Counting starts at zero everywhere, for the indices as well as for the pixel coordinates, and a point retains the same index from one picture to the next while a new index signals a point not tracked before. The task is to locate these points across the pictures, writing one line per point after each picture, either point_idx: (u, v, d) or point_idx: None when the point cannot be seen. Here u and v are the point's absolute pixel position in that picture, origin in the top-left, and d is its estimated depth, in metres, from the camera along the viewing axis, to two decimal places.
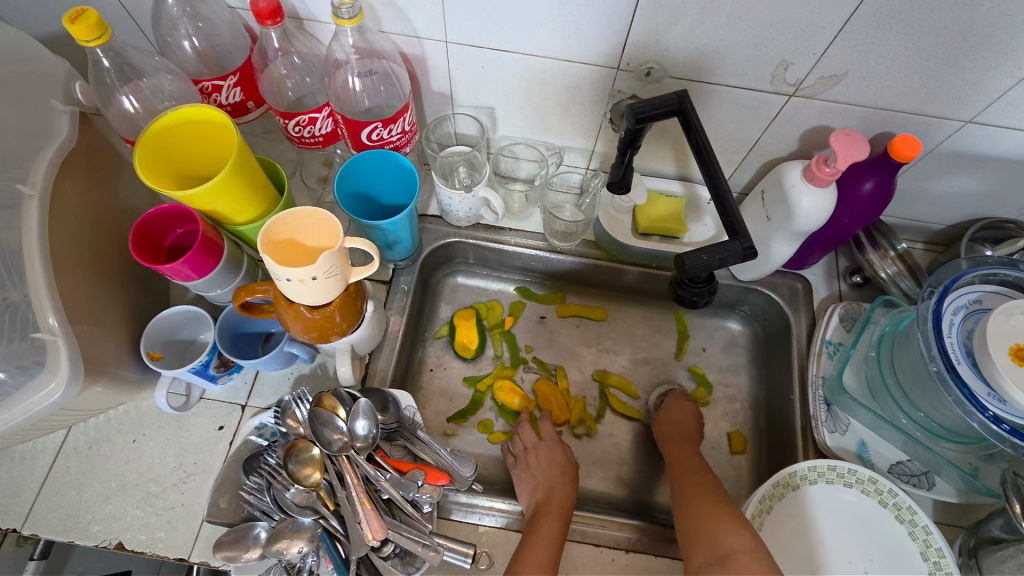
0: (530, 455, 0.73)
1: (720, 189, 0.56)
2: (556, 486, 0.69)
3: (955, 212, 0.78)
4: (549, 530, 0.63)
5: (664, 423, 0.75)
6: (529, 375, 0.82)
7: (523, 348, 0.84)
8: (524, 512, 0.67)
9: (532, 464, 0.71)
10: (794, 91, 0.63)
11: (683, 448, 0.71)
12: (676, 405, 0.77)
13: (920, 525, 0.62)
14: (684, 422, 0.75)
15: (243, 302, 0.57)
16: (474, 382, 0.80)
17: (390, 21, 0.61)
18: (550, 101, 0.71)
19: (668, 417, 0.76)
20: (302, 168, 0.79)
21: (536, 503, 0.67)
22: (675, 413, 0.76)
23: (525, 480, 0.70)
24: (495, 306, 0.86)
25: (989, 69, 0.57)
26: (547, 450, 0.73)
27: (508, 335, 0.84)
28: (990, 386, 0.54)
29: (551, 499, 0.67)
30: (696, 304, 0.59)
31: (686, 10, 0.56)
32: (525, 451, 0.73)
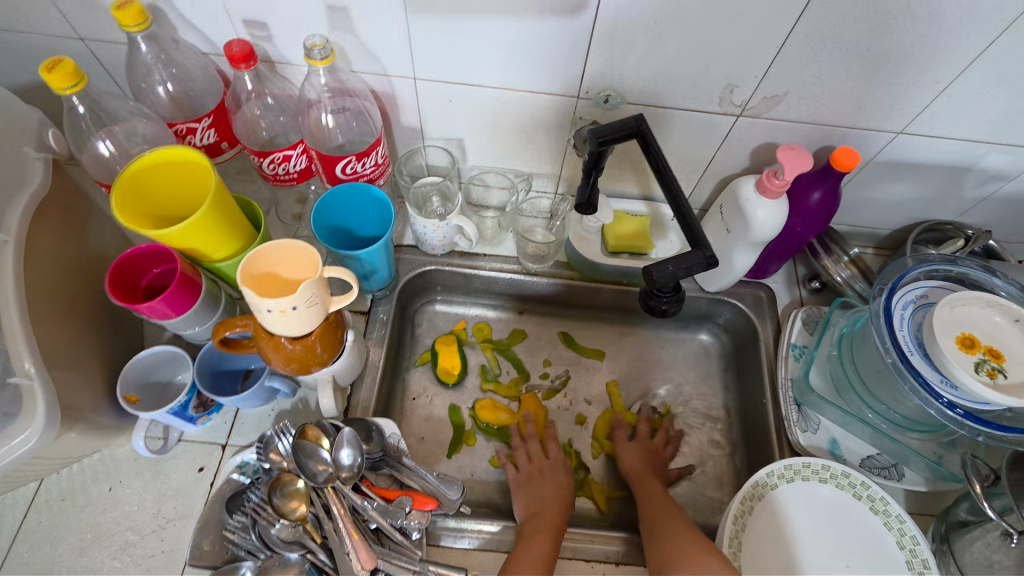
0: (534, 468, 0.74)
1: (680, 204, 0.60)
2: (552, 499, 0.70)
3: (898, 216, 0.84)
4: (551, 536, 0.65)
5: (628, 459, 0.76)
6: (541, 381, 0.85)
7: (540, 364, 0.87)
8: (523, 518, 0.68)
9: (535, 475, 0.73)
10: (741, 111, 0.68)
11: (654, 490, 0.72)
12: (638, 443, 0.78)
13: (894, 514, 0.65)
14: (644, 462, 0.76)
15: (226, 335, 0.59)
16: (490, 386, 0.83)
17: (360, 60, 0.64)
18: (516, 131, 0.74)
19: (627, 457, 0.77)
20: (276, 206, 0.80)
21: (535, 512, 0.68)
22: (636, 452, 0.77)
23: (525, 491, 0.71)
24: (484, 327, 0.88)
25: (911, 85, 0.63)
26: (550, 466, 0.75)
27: (512, 358, 0.86)
28: (941, 373, 0.57)
29: (551, 509, 0.69)
30: (666, 312, 0.61)
31: (637, 42, 0.60)
32: (529, 463, 0.75)
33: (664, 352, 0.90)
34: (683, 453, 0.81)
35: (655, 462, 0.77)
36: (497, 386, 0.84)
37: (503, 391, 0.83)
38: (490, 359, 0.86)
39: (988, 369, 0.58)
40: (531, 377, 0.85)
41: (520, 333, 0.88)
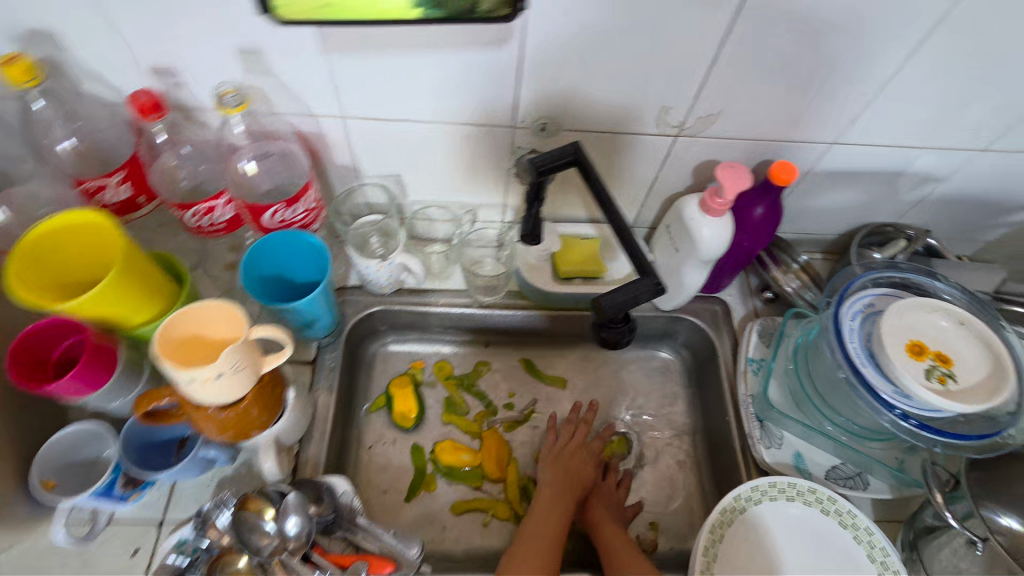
0: (572, 446, 0.76)
1: (624, 232, 0.59)
2: (575, 470, 0.74)
3: (842, 221, 0.86)
4: (564, 513, 0.70)
5: (597, 508, 0.72)
6: (506, 415, 0.82)
7: (505, 396, 0.84)
8: (540, 484, 0.73)
9: (567, 453, 0.76)
10: (679, 132, 0.67)
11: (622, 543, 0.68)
12: (598, 495, 0.74)
13: (862, 527, 0.64)
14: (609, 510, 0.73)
15: (155, 407, 0.55)
16: (451, 419, 0.80)
17: (283, 102, 0.60)
18: (455, 163, 0.72)
19: (594, 509, 0.72)
20: (206, 258, 0.75)
21: (558, 482, 0.72)
22: (602, 509, 0.72)
23: (557, 462, 0.75)
24: (444, 365, 0.85)
25: (839, 97, 0.63)
26: (587, 445, 0.77)
27: (476, 392, 0.83)
28: (895, 384, 0.57)
29: (573, 482, 0.73)
30: (618, 343, 0.60)
31: (567, 70, 0.59)
32: (568, 441, 0.77)
33: (626, 374, 0.88)
34: (653, 478, 0.79)
35: (620, 514, 0.73)
36: (459, 424, 0.80)
37: (468, 428, 0.80)
38: (454, 396, 0.82)
39: (939, 375, 0.58)
40: (496, 412, 0.82)
41: (483, 364, 0.86)
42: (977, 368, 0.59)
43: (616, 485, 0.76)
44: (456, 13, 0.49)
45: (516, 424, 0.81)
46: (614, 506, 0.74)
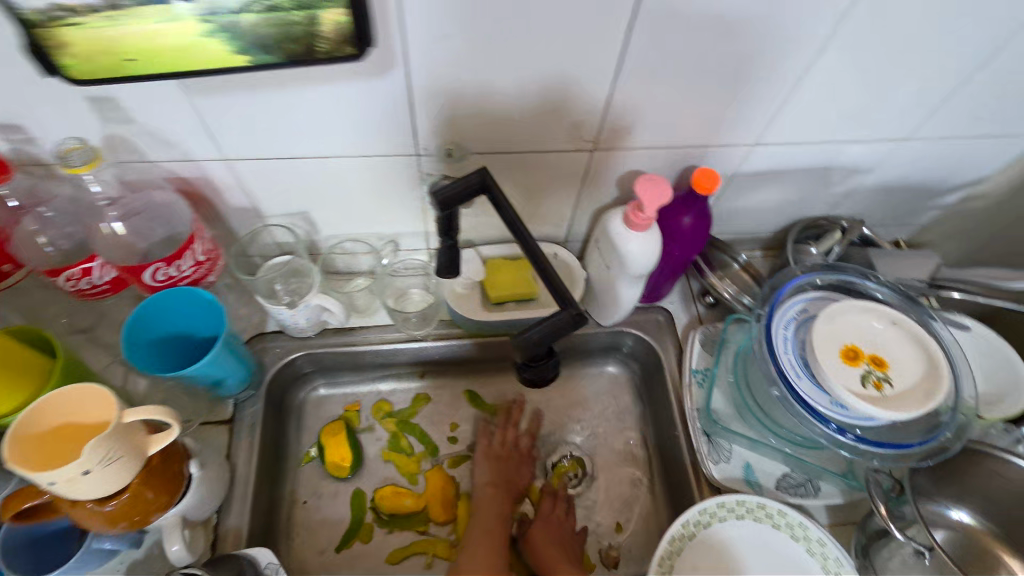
0: (505, 449, 0.75)
1: (539, 260, 0.56)
2: (510, 470, 0.74)
3: (777, 218, 0.83)
4: (504, 513, 0.69)
5: (541, 537, 0.68)
6: (450, 450, 0.78)
7: (448, 429, 0.79)
8: (477, 487, 0.72)
9: (502, 455, 0.75)
10: (595, 145, 0.64)
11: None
12: (544, 522, 0.70)
13: (814, 539, 0.63)
14: (558, 543, 0.68)
15: (28, 506, 0.49)
16: (391, 454, 0.76)
17: (155, 149, 0.55)
18: (363, 195, 0.67)
19: (536, 539, 0.68)
20: (103, 317, 0.69)
21: (496, 483, 0.72)
22: (545, 540, 0.68)
23: (493, 464, 0.73)
24: (382, 404, 0.80)
25: (753, 99, 0.61)
26: (520, 447, 0.76)
27: (415, 428, 0.78)
28: (829, 396, 0.56)
29: (509, 483, 0.73)
30: (544, 379, 0.56)
31: (462, 93, 0.55)
32: (501, 445, 0.76)
33: (574, 393, 0.85)
34: (607, 503, 0.76)
35: (568, 546, 0.69)
36: (399, 466, 0.75)
37: (407, 470, 0.75)
38: (399, 435, 0.77)
39: (874, 380, 0.56)
40: (439, 450, 0.77)
41: (421, 399, 0.81)
42: (914, 370, 0.58)
43: (568, 517, 0.72)
44: (287, 57, 0.45)
45: (458, 462, 0.77)
46: (562, 535, 0.70)
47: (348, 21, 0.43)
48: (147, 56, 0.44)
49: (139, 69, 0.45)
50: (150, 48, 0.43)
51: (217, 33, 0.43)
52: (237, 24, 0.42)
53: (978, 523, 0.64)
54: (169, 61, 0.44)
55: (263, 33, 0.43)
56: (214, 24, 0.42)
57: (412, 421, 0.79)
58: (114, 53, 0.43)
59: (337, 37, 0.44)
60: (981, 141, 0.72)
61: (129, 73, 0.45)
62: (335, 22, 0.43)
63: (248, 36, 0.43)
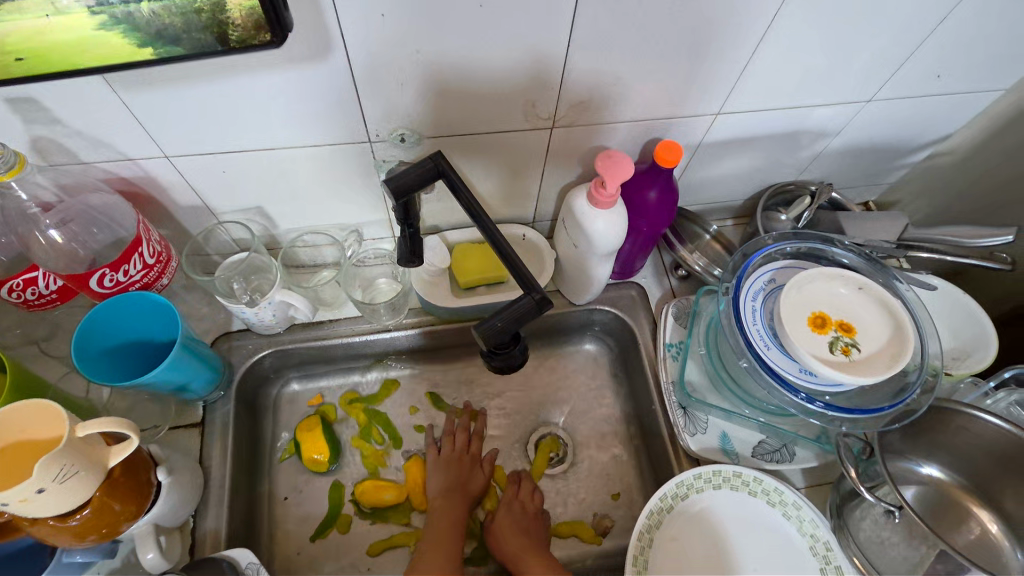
0: (457, 454, 0.73)
1: (500, 245, 0.55)
2: (464, 477, 0.71)
3: (747, 185, 0.83)
4: (462, 517, 0.67)
5: (502, 527, 0.68)
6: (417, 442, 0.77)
7: (409, 413, 0.79)
8: (432, 496, 0.70)
9: (454, 460, 0.73)
10: (553, 122, 0.62)
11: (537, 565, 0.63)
12: (507, 509, 0.70)
13: (790, 502, 0.65)
14: (522, 528, 0.68)
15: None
16: (359, 441, 0.76)
17: (88, 150, 0.53)
18: (317, 186, 0.64)
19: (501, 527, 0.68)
20: (59, 326, 0.66)
21: (448, 492, 0.69)
22: (509, 531, 0.67)
23: (445, 472, 0.71)
24: (348, 393, 0.79)
25: (711, 68, 0.59)
26: (472, 449, 0.74)
27: (382, 418, 0.78)
28: (797, 364, 0.56)
29: (463, 487, 0.71)
30: (511, 366, 0.55)
31: (407, 76, 0.53)
32: (453, 450, 0.73)
33: (551, 372, 0.84)
34: (588, 480, 0.76)
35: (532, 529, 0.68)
36: (363, 459, 0.75)
37: (371, 462, 0.75)
38: (365, 426, 0.77)
39: (843, 346, 0.56)
40: (407, 442, 0.77)
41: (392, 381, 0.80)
42: (880, 334, 0.58)
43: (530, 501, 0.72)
44: (196, 47, 0.42)
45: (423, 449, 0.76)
46: (525, 520, 0.69)
47: (257, 8, 0.40)
48: (41, 55, 0.41)
49: (36, 68, 0.42)
50: (42, 46, 0.40)
51: (114, 25, 0.39)
52: (135, 13, 0.39)
53: (947, 477, 0.65)
54: (63, 58, 0.41)
55: (164, 24, 0.40)
56: (108, 15, 0.39)
57: (371, 418, 0.77)
58: (2, 54, 0.40)
59: (249, 25, 0.41)
60: (945, 98, 0.71)
61: (21, 72, 0.42)
62: (244, 8, 0.40)
63: (151, 27, 0.40)
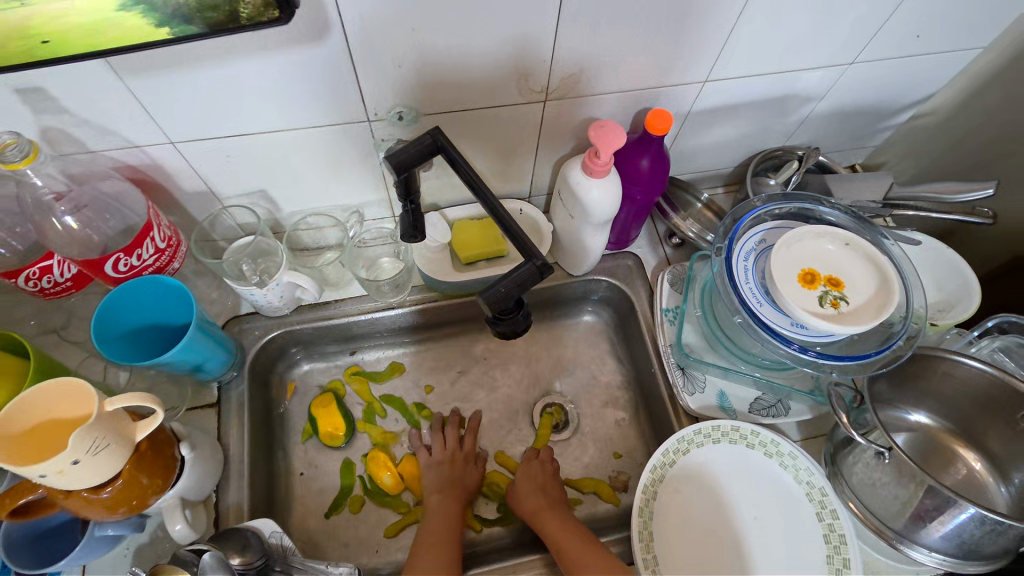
0: (448, 453, 0.74)
1: (500, 216, 0.56)
2: (458, 472, 0.73)
3: (736, 153, 0.85)
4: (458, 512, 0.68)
5: (521, 496, 0.70)
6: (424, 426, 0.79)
7: (422, 391, 0.81)
8: (429, 494, 0.70)
9: (447, 459, 0.74)
10: (546, 96, 0.64)
11: (552, 522, 0.66)
12: (526, 474, 0.72)
13: (786, 453, 0.68)
14: (539, 492, 0.70)
15: (28, 499, 0.50)
16: (365, 425, 0.78)
17: (96, 138, 0.54)
18: (319, 167, 0.66)
19: (523, 492, 0.71)
20: (73, 314, 0.68)
21: (440, 489, 0.70)
22: (529, 488, 0.71)
23: (437, 469, 0.73)
24: (359, 371, 0.81)
25: (698, 36, 0.61)
26: (463, 448, 0.75)
27: (388, 400, 0.80)
28: (789, 319, 0.59)
29: (455, 484, 0.71)
30: (516, 331, 0.57)
31: (403, 55, 0.54)
32: (444, 448, 0.75)
33: (552, 343, 0.87)
34: (593, 443, 0.79)
35: (550, 489, 0.71)
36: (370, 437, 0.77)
37: (382, 440, 0.77)
38: (374, 405, 0.79)
39: (831, 299, 0.59)
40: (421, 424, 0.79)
41: (396, 365, 0.82)
42: (868, 286, 0.60)
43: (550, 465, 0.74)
44: (211, 26, 0.43)
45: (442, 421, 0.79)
46: (546, 485, 0.71)
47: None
48: (61, 38, 0.42)
49: (60, 50, 0.43)
50: (62, 29, 0.41)
51: (133, 6, 0.41)
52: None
53: (934, 423, 0.69)
54: (84, 39, 0.42)
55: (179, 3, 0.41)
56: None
57: (377, 403, 0.79)
58: (26, 37, 0.41)
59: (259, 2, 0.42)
60: (926, 58, 0.73)
61: (44, 55, 0.42)
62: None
63: (168, 6, 0.42)
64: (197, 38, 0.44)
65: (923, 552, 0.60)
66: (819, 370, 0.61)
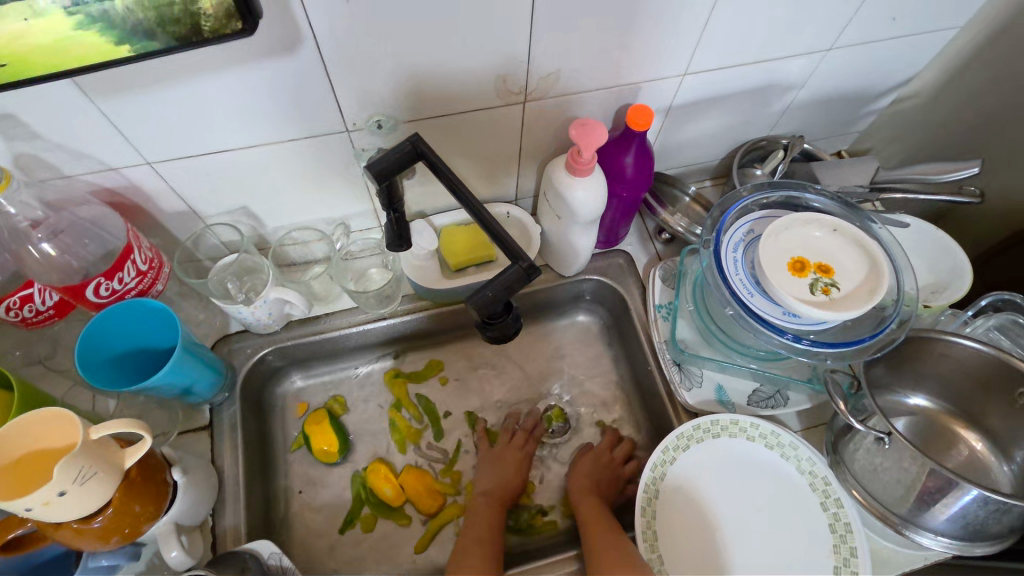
0: (509, 451, 0.75)
1: (485, 221, 0.56)
2: (510, 471, 0.73)
3: (720, 145, 0.84)
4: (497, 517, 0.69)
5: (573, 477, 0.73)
6: (453, 426, 0.79)
7: (438, 382, 0.82)
8: (476, 494, 0.72)
9: (505, 457, 0.74)
10: (525, 97, 0.63)
11: (591, 509, 0.68)
12: (591, 454, 0.75)
13: (787, 444, 0.67)
14: (594, 480, 0.72)
15: (16, 534, 0.49)
16: (395, 414, 0.78)
17: (70, 162, 0.54)
18: (301, 180, 0.65)
19: (575, 477, 0.73)
20: (58, 343, 0.67)
21: (491, 492, 0.71)
22: (585, 468, 0.73)
23: (491, 466, 0.73)
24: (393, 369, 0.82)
25: (674, 30, 0.60)
26: (527, 448, 0.76)
27: (421, 399, 0.80)
28: (781, 307, 0.58)
29: (504, 486, 0.72)
30: (507, 335, 0.57)
31: (377, 64, 0.54)
32: (508, 445, 0.75)
33: (547, 346, 0.86)
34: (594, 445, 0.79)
35: (603, 479, 0.72)
36: (394, 436, 0.77)
37: (404, 437, 0.77)
38: (405, 401, 0.79)
39: (822, 287, 0.59)
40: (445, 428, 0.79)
41: (436, 363, 0.83)
42: (858, 271, 0.60)
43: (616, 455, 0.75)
44: (176, 40, 0.43)
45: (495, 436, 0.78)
46: (603, 474, 0.73)
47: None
48: (21, 60, 0.41)
49: (19, 73, 0.42)
50: (21, 51, 0.40)
51: (90, 24, 0.40)
52: (109, 11, 0.40)
53: (934, 405, 0.69)
54: (43, 60, 0.42)
55: (139, 19, 0.41)
56: (84, 14, 0.39)
57: (407, 403, 0.79)
58: None
59: (221, 14, 0.42)
60: (904, 40, 0.73)
61: (4, 78, 0.42)
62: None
63: (127, 22, 0.41)
64: (161, 54, 0.44)
65: (929, 536, 0.59)
66: (814, 358, 0.61)
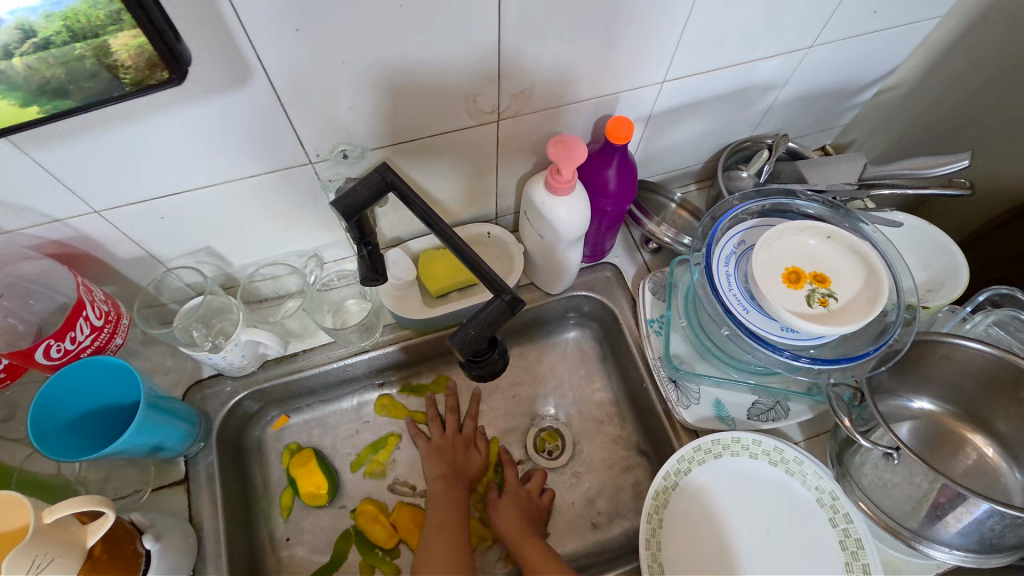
0: (447, 437, 0.73)
1: (462, 251, 0.53)
2: (459, 457, 0.72)
3: (704, 149, 0.82)
4: (458, 497, 0.67)
5: (498, 514, 0.67)
6: None
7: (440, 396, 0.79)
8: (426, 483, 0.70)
9: (446, 445, 0.73)
10: (498, 116, 0.60)
11: (535, 551, 0.62)
12: (511, 494, 0.69)
13: (792, 459, 0.65)
14: (521, 516, 0.67)
15: None
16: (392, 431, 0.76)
17: (10, 218, 0.50)
18: (264, 216, 0.61)
19: (502, 514, 0.67)
20: (16, 404, 0.63)
21: (446, 475, 0.69)
22: (512, 512, 0.67)
23: (438, 455, 0.71)
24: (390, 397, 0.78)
25: (651, 37, 0.58)
26: (463, 431, 0.74)
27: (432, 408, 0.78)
28: (777, 322, 0.56)
29: (455, 468, 0.70)
30: (495, 373, 0.54)
31: (337, 92, 0.50)
32: (443, 434, 0.74)
33: (537, 367, 0.83)
34: (592, 467, 0.76)
35: (528, 511, 0.68)
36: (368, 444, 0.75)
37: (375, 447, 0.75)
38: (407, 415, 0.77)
39: (820, 298, 0.56)
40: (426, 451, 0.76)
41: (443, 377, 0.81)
42: (855, 280, 0.57)
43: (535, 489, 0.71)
44: (89, 97, 0.41)
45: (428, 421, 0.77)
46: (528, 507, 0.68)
47: (147, 46, 0.39)
48: None
49: None
50: None
51: None
52: (8, 71, 0.37)
53: (939, 409, 0.67)
54: None
55: (45, 77, 0.38)
56: None
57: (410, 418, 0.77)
58: None
59: (141, 65, 0.40)
60: (886, 32, 0.70)
61: None
62: (131, 48, 0.38)
63: (31, 83, 0.39)
64: (73, 113, 0.41)
65: (942, 549, 0.57)
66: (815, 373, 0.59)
